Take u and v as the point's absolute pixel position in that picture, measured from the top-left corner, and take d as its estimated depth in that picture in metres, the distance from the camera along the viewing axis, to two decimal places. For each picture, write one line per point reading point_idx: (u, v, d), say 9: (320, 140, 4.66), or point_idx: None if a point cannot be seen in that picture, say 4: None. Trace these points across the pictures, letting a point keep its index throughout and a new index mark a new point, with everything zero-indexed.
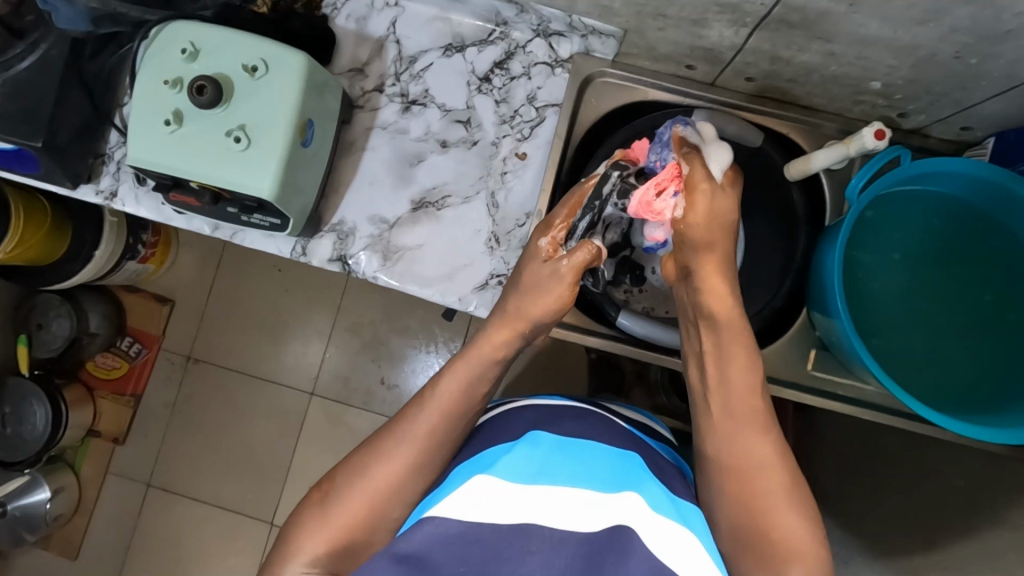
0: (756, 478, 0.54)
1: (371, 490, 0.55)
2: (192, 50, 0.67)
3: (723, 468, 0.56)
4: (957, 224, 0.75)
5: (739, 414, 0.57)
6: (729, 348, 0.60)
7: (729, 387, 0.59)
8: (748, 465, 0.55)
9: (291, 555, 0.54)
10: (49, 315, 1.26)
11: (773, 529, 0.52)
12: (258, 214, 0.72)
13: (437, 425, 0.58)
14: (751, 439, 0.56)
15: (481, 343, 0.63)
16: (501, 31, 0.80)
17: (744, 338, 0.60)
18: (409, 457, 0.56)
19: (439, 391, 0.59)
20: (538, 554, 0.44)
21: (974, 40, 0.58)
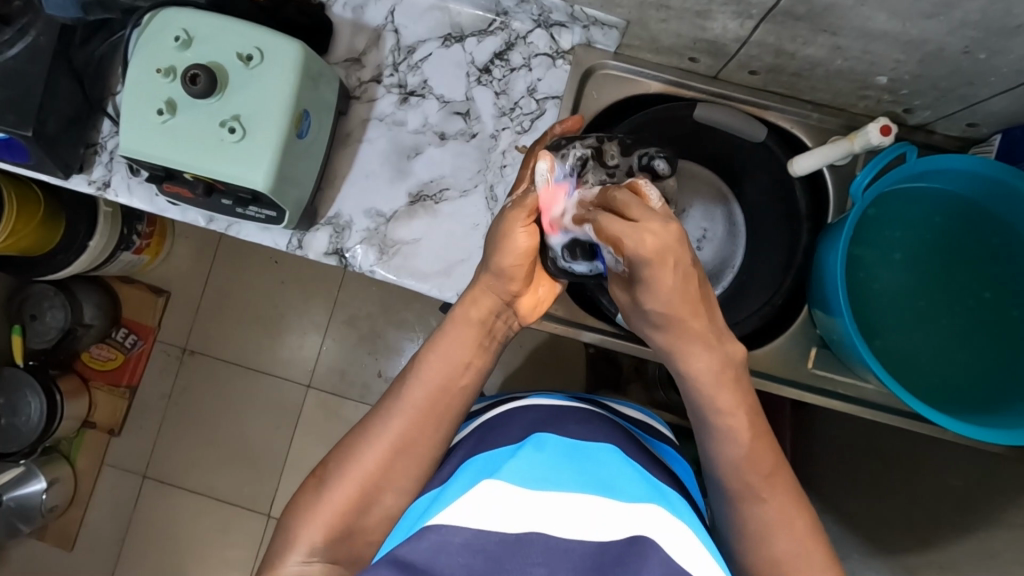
0: (768, 542, 0.55)
1: (365, 475, 0.55)
2: (185, 38, 0.65)
3: (735, 532, 0.56)
4: (959, 223, 0.74)
5: (737, 476, 0.56)
6: (717, 416, 0.56)
7: (722, 457, 0.57)
8: (763, 528, 0.55)
9: (290, 545, 0.53)
10: (43, 305, 1.25)
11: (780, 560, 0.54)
12: (252, 206, 0.71)
13: (427, 396, 0.58)
14: (757, 501, 0.55)
15: (459, 313, 0.61)
16: (501, 22, 0.78)
17: (731, 397, 0.56)
18: (398, 435, 0.56)
19: (422, 364, 0.59)
20: (543, 566, 0.44)
21: (983, 35, 0.57)
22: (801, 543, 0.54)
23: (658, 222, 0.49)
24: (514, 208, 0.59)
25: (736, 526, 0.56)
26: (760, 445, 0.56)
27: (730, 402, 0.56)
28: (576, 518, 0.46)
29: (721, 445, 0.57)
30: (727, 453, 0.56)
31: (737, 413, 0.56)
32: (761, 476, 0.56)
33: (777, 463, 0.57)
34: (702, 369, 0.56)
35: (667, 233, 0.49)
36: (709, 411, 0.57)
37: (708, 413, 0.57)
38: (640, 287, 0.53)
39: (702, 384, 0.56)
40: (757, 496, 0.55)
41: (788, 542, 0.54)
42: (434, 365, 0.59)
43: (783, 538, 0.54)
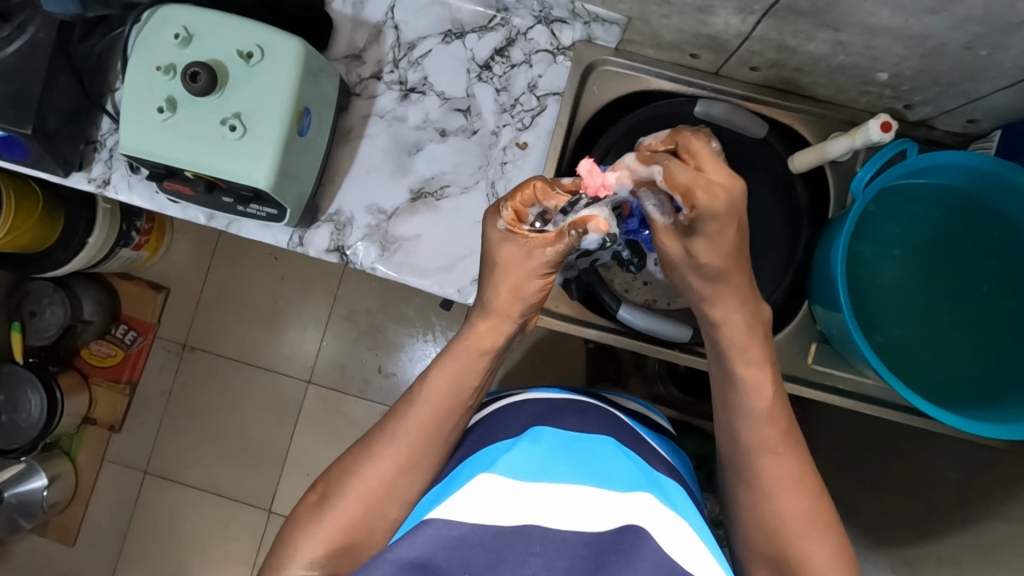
0: (772, 509, 0.54)
1: (368, 489, 0.55)
2: (185, 35, 0.65)
3: (746, 486, 0.56)
4: (958, 218, 0.75)
5: (753, 437, 0.56)
6: (740, 372, 0.57)
7: (743, 412, 0.57)
8: (770, 493, 0.55)
9: (290, 560, 0.53)
10: (42, 302, 1.25)
11: (781, 515, 0.54)
12: (254, 204, 0.71)
13: (431, 421, 0.57)
14: (772, 460, 0.55)
15: (466, 335, 0.60)
16: (502, 18, 0.78)
17: (759, 355, 0.57)
18: (404, 456, 0.56)
19: (431, 385, 0.58)
20: (540, 556, 0.45)
21: (985, 31, 0.57)
22: (812, 510, 0.54)
23: (721, 174, 0.52)
24: (532, 257, 0.57)
25: (745, 489, 0.56)
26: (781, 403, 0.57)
27: (756, 357, 0.57)
28: (574, 510, 0.46)
29: (746, 398, 0.57)
30: (747, 410, 0.56)
31: (758, 371, 0.57)
32: (776, 437, 0.56)
33: (794, 426, 0.57)
34: (731, 318, 0.57)
35: (731, 189, 0.52)
36: (733, 366, 0.57)
37: (733, 365, 0.57)
38: (700, 239, 0.55)
39: (732, 334, 0.57)
40: (771, 450, 0.56)
41: (799, 506, 0.54)
42: (441, 387, 0.58)
43: (788, 503, 0.54)
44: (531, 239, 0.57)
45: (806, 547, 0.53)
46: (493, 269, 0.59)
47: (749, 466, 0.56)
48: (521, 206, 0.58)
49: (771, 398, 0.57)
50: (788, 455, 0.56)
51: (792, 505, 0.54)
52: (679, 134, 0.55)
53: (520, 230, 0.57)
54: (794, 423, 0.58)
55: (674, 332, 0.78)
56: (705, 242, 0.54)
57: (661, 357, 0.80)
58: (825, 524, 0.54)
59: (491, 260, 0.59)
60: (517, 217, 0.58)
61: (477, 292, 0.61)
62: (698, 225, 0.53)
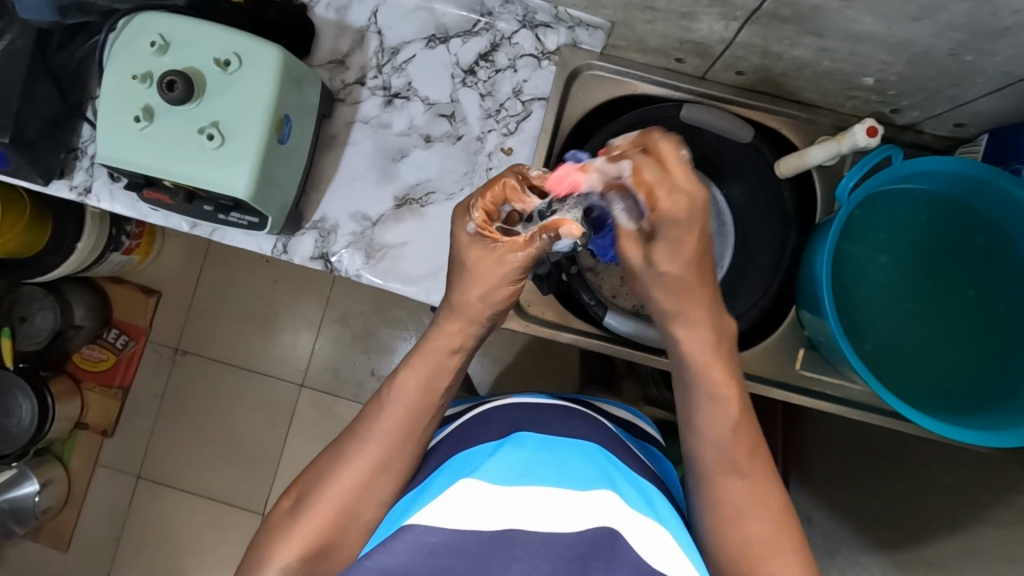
0: (736, 529, 0.54)
1: (342, 494, 0.54)
2: (162, 43, 0.64)
3: (707, 508, 0.55)
4: (944, 223, 0.74)
5: (716, 458, 0.56)
6: (700, 395, 0.56)
7: (704, 433, 0.56)
8: (732, 512, 0.54)
9: (263, 564, 0.53)
10: (33, 306, 1.24)
11: (742, 536, 0.53)
12: (235, 212, 0.70)
13: (401, 421, 0.56)
14: (736, 482, 0.55)
15: (435, 334, 0.59)
16: (486, 22, 0.77)
17: (719, 374, 0.56)
18: (376, 457, 0.55)
19: (399, 387, 0.57)
20: (523, 561, 0.43)
21: (969, 37, 0.56)
22: (776, 530, 0.53)
23: (688, 178, 0.53)
24: (500, 265, 0.56)
25: (707, 509, 0.55)
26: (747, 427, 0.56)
27: (721, 376, 0.56)
28: (558, 515, 0.45)
29: (707, 418, 0.56)
30: (709, 431, 0.56)
31: (727, 391, 0.56)
32: (737, 459, 0.55)
33: (757, 449, 0.56)
34: (692, 340, 0.56)
35: (691, 192, 0.53)
36: (702, 386, 0.56)
37: (700, 385, 0.56)
38: (661, 245, 0.55)
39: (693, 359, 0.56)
40: (736, 471, 0.55)
41: (761, 526, 0.53)
42: (411, 388, 0.57)
43: (749, 521, 0.53)
44: (499, 246, 0.56)
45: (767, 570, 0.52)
46: (462, 273, 0.58)
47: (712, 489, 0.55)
48: (492, 205, 0.58)
49: (734, 421, 0.56)
50: (753, 479, 0.55)
51: (753, 527, 0.53)
52: (648, 136, 0.55)
53: (490, 233, 0.56)
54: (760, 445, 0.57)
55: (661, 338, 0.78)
56: (666, 247, 0.54)
57: (648, 364, 0.79)
58: (787, 543, 0.53)
59: (460, 267, 0.58)
60: (488, 217, 0.58)
61: (446, 290, 0.59)
62: (658, 232, 0.55)
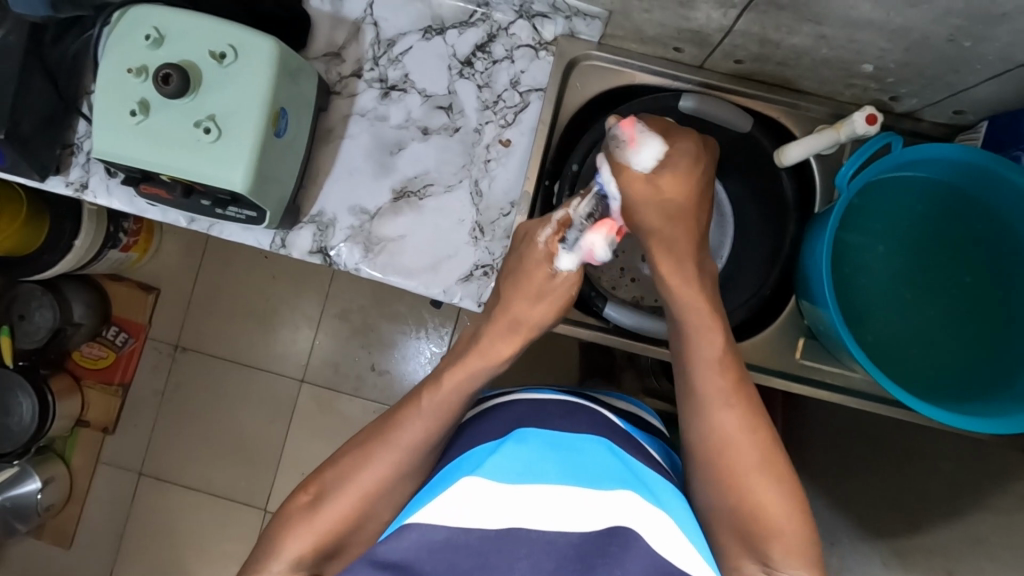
0: (725, 456, 0.56)
1: (364, 492, 0.55)
2: (156, 36, 0.64)
3: (698, 437, 0.57)
4: (942, 211, 0.74)
5: (712, 395, 0.58)
6: (698, 333, 0.61)
7: (704, 386, 0.59)
8: (726, 444, 0.56)
9: (274, 555, 0.53)
10: (32, 305, 1.23)
11: (732, 464, 0.55)
12: (233, 207, 0.70)
13: (430, 429, 0.57)
14: (725, 414, 0.57)
15: (483, 346, 0.62)
16: (483, 13, 0.77)
17: (721, 343, 0.61)
18: (404, 463, 0.56)
19: (441, 387, 0.59)
20: (526, 561, 0.44)
21: (967, 23, 0.56)
22: (766, 459, 0.55)
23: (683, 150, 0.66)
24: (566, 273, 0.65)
25: (701, 447, 0.57)
26: (732, 368, 0.60)
27: (708, 319, 0.62)
28: (559, 512, 0.46)
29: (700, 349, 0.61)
30: (710, 381, 0.59)
31: (714, 329, 0.61)
32: (734, 396, 0.58)
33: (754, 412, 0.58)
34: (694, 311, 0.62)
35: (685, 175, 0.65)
36: (686, 323, 0.62)
37: (686, 322, 0.62)
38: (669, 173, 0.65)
39: (693, 324, 0.62)
40: (724, 403, 0.58)
41: (754, 457, 0.55)
42: (453, 389, 0.59)
43: (743, 454, 0.55)
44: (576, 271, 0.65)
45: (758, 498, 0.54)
46: (519, 285, 0.64)
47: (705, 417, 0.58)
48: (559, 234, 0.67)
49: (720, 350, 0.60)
50: (740, 410, 0.58)
51: (741, 452, 0.56)
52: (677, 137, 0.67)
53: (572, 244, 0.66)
54: (749, 392, 0.59)
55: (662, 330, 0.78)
56: (670, 172, 0.65)
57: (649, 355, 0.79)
58: (778, 474, 0.55)
59: (513, 274, 0.66)
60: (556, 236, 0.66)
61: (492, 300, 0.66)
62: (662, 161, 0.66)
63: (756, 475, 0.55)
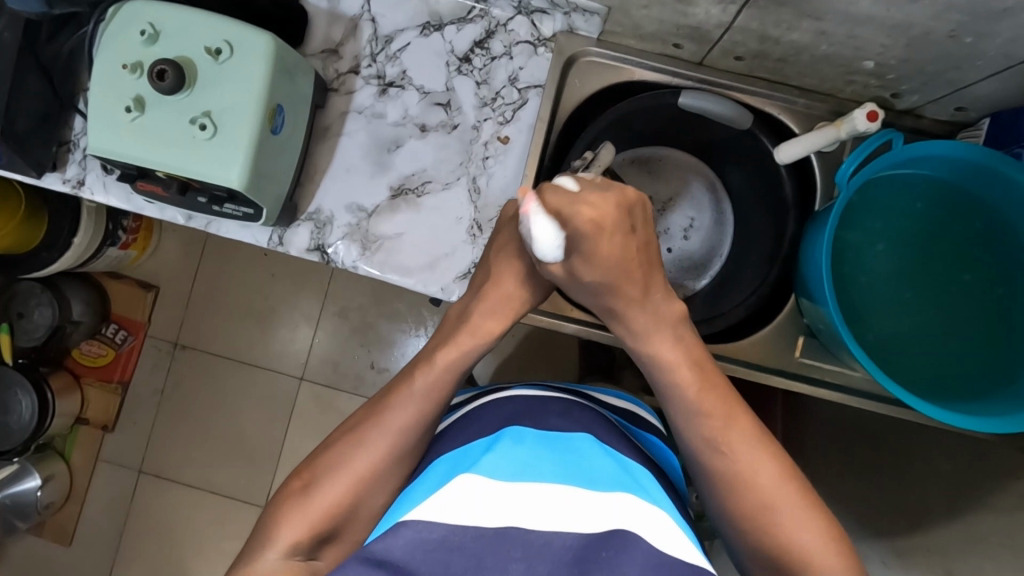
0: (749, 497, 0.55)
1: (357, 475, 0.55)
2: (151, 32, 0.63)
3: (717, 498, 0.57)
4: (943, 208, 0.74)
5: (716, 443, 0.57)
6: (684, 392, 0.60)
7: (699, 415, 0.58)
8: (744, 487, 0.56)
9: (270, 544, 0.53)
10: (30, 303, 1.24)
11: (760, 515, 0.55)
12: (229, 204, 0.70)
13: (425, 407, 0.57)
14: (731, 450, 0.57)
15: (473, 318, 0.62)
16: (481, 9, 0.76)
17: (693, 375, 0.60)
18: (397, 442, 0.56)
19: (434, 365, 0.59)
20: (521, 563, 0.44)
21: (969, 19, 0.55)
22: (777, 472, 0.56)
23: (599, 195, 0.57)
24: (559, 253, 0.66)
25: (718, 479, 0.57)
26: (732, 416, 0.58)
27: (683, 369, 0.60)
28: (556, 512, 0.45)
29: (681, 405, 0.60)
30: (698, 412, 0.59)
31: (682, 368, 0.60)
32: (739, 441, 0.57)
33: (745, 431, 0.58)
34: (667, 353, 0.61)
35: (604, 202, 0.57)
36: (660, 373, 0.61)
37: (667, 378, 0.61)
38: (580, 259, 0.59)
39: (665, 367, 0.61)
40: (727, 448, 0.57)
41: (776, 488, 0.55)
42: (447, 359, 0.59)
43: (763, 477, 0.56)
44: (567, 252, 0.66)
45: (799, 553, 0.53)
46: (508, 254, 0.64)
47: (707, 466, 0.58)
48: None
49: (711, 398, 0.59)
50: (746, 450, 0.57)
51: (762, 491, 0.55)
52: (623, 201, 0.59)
53: None
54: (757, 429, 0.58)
55: None
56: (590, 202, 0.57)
57: None
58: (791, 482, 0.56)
59: (505, 248, 0.65)
60: None
61: (482, 275, 0.66)
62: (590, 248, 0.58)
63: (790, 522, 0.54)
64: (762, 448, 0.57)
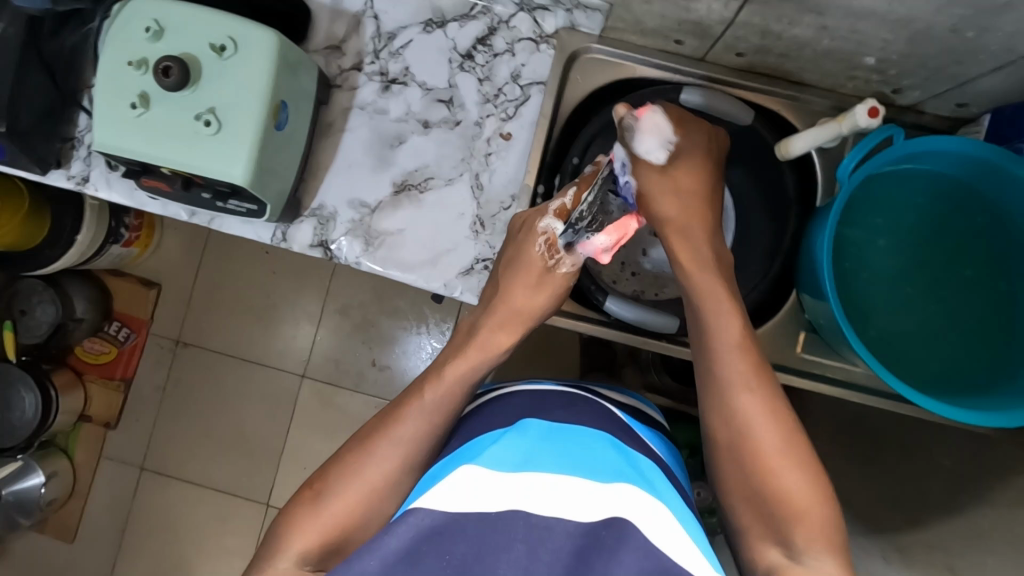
0: (748, 449, 0.56)
1: (371, 485, 0.55)
2: (156, 28, 0.64)
3: (720, 440, 0.58)
4: (945, 203, 0.74)
5: (732, 385, 0.59)
6: (719, 329, 0.62)
7: (722, 364, 0.60)
8: (748, 435, 0.56)
9: (279, 553, 0.52)
10: (33, 300, 1.24)
11: (760, 465, 0.55)
12: (233, 200, 0.70)
13: (436, 416, 0.59)
14: (745, 400, 0.57)
15: (483, 334, 0.66)
16: (483, 6, 0.77)
17: (733, 322, 0.62)
18: (410, 450, 0.57)
19: (444, 379, 0.61)
20: (524, 543, 0.43)
21: (971, 13, 0.56)
22: (787, 444, 0.55)
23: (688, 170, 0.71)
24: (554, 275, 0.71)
25: (721, 426, 0.58)
26: (756, 365, 0.60)
27: (723, 307, 0.63)
28: (561, 500, 0.46)
29: (715, 341, 0.61)
30: (729, 358, 0.60)
31: (725, 313, 0.63)
32: (755, 388, 0.58)
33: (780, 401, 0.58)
34: (706, 295, 0.64)
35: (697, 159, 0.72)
36: (699, 312, 0.64)
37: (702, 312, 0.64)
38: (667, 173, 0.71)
39: (708, 313, 0.63)
40: (745, 390, 0.58)
41: (775, 443, 0.55)
42: (458, 371, 0.62)
43: (768, 443, 0.55)
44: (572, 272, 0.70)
45: (790, 516, 0.52)
46: (515, 272, 0.69)
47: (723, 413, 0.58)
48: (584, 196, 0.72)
49: (739, 350, 0.60)
50: (758, 403, 0.57)
51: (762, 442, 0.55)
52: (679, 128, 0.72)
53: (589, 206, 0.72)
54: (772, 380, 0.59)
55: (662, 323, 0.78)
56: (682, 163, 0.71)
57: (648, 348, 0.79)
58: (800, 456, 0.55)
59: (511, 262, 0.70)
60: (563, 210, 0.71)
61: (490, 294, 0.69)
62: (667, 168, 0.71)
63: (787, 485, 0.53)
64: (775, 399, 0.58)
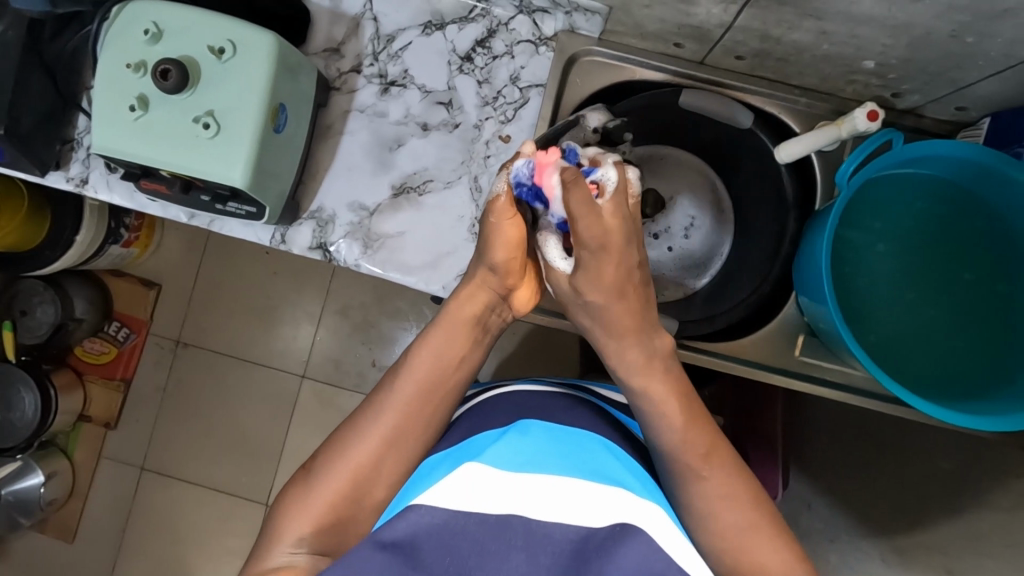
0: (719, 525, 0.55)
1: (355, 467, 0.55)
2: (155, 31, 0.64)
3: (685, 513, 0.56)
4: (944, 206, 0.74)
5: (694, 474, 0.55)
6: (671, 420, 0.56)
7: (675, 450, 0.56)
8: (715, 516, 0.55)
9: (277, 539, 0.53)
10: (33, 300, 1.25)
11: (729, 539, 0.54)
12: (233, 202, 0.70)
13: (416, 395, 0.57)
14: (709, 484, 0.55)
15: (451, 308, 0.61)
16: (482, 8, 0.77)
17: (679, 407, 0.56)
18: (393, 431, 0.56)
19: (414, 362, 0.59)
20: (523, 552, 0.44)
21: (971, 18, 0.56)
22: (758, 521, 0.55)
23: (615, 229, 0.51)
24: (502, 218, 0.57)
25: (683, 512, 0.56)
26: (717, 444, 0.57)
27: (661, 392, 0.57)
28: (561, 505, 0.46)
29: (667, 436, 0.56)
30: (682, 443, 0.56)
31: (669, 401, 0.56)
32: (719, 472, 0.56)
33: (724, 439, 0.58)
34: (657, 389, 0.56)
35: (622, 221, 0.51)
36: (643, 401, 0.57)
37: (648, 407, 0.57)
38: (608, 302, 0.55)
39: (654, 403, 0.57)
40: (704, 475, 0.55)
41: (746, 522, 0.55)
42: (428, 355, 0.59)
43: (734, 526, 0.54)
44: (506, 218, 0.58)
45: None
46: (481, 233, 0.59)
47: (685, 489, 0.56)
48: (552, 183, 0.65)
49: (695, 433, 0.56)
50: (726, 488, 0.55)
51: (735, 520, 0.55)
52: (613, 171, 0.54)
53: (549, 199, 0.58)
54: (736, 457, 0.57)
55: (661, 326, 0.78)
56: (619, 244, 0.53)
57: None
58: (771, 531, 0.55)
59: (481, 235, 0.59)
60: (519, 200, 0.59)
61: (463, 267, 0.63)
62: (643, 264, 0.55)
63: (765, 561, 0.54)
64: (740, 477, 0.56)
